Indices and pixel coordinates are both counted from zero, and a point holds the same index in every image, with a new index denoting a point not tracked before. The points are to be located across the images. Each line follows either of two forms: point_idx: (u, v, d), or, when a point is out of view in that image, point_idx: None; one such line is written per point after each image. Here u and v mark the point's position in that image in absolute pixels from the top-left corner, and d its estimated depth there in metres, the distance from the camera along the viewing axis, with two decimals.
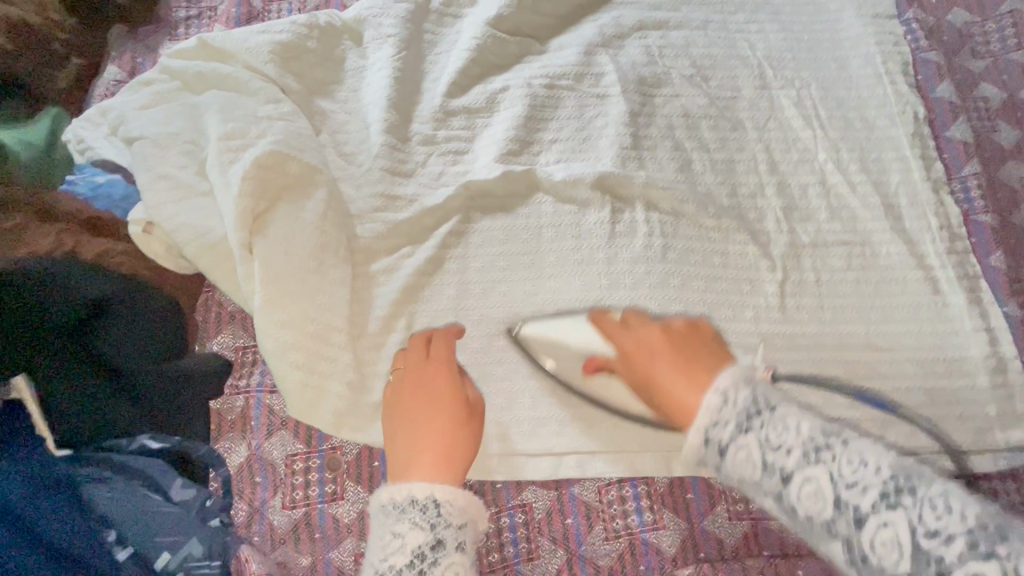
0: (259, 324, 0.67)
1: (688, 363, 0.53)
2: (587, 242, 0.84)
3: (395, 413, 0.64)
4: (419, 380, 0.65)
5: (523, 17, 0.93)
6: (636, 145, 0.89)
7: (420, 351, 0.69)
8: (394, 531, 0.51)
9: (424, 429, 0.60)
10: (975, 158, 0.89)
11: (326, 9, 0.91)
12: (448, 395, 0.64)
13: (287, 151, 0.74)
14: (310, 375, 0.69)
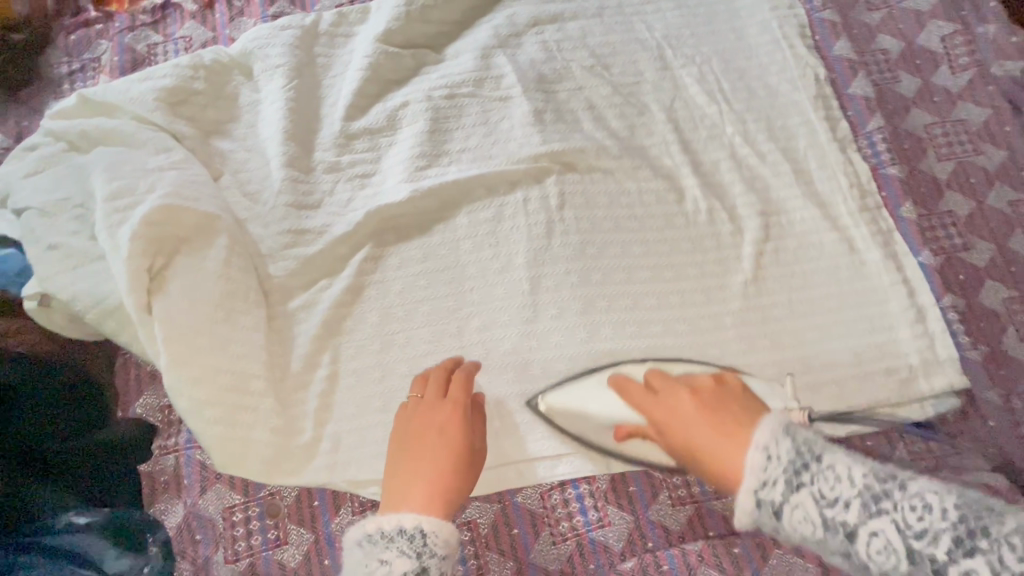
0: (170, 385, 0.66)
1: (721, 426, 0.57)
2: (505, 249, 0.83)
3: (403, 443, 0.67)
4: (433, 417, 0.69)
5: (415, 28, 0.91)
6: (544, 141, 0.87)
7: (440, 385, 0.72)
8: (382, 559, 0.55)
9: (427, 468, 0.64)
10: (878, 112, 0.90)
11: (212, 47, 0.89)
12: (454, 444, 0.67)
13: (178, 202, 0.72)
14: (232, 427, 0.68)
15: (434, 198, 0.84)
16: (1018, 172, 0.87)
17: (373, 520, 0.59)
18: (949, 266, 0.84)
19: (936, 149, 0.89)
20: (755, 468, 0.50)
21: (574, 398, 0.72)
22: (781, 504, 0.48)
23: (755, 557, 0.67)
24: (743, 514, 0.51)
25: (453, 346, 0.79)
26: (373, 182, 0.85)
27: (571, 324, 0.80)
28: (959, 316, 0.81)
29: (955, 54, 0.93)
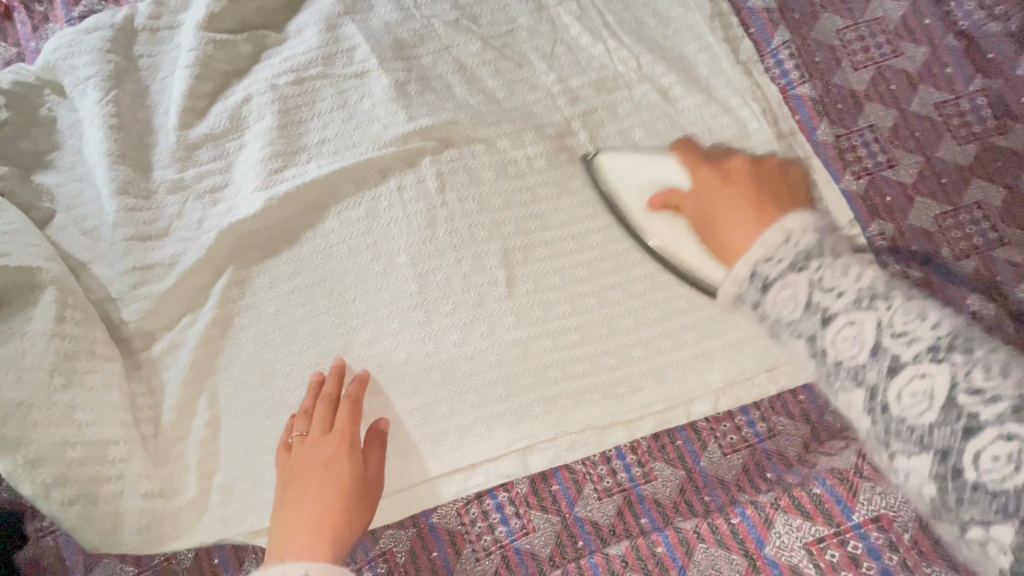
0: (6, 472, 0.58)
1: (756, 196, 0.43)
2: (385, 247, 0.73)
3: (287, 486, 0.60)
4: (320, 450, 0.62)
5: (245, 6, 0.79)
6: (411, 115, 0.76)
7: (326, 415, 0.65)
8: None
9: (315, 506, 0.57)
10: (782, 25, 0.81)
11: (10, 68, 0.76)
12: (341, 476, 0.60)
13: None
14: (93, 504, 0.61)
15: (296, 204, 0.73)
16: (942, 70, 0.78)
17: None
18: (873, 188, 0.76)
19: (851, 57, 0.79)
20: (767, 244, 0.36)
21: (626, 163, 0.70)
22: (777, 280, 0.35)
23: (680, 556, 0.64)
24: (737, 277, 0.37)
25: None
26: (219, 205, 0.74)
27: (467, 319, 0.72)
28: (888, 244, 0.74)
29: None
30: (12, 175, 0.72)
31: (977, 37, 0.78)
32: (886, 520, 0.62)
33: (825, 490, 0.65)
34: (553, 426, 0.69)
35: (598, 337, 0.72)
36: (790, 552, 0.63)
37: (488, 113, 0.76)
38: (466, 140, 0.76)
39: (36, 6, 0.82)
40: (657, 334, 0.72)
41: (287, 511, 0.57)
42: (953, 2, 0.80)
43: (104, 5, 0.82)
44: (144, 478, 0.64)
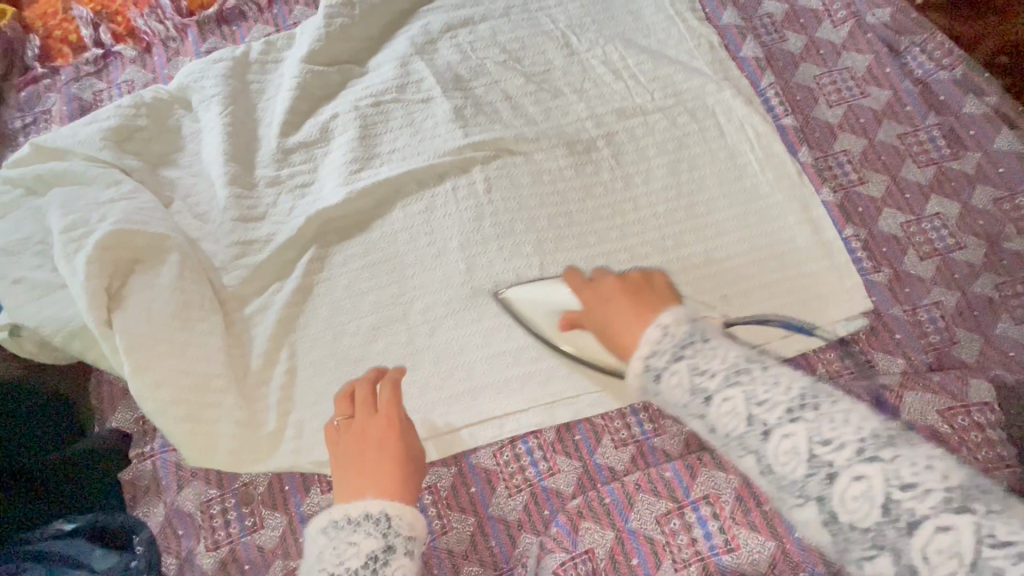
0: (136, 390, 0.72)
1: (636, 308, 0.60)
2: (440, 235, 0.89)
3: (341, 462, 0.64)
4: (368, 433, 0.65)
5: (337, 46, 0.99)
6: (466, 133, 0.94)
7: (369, 399, 0.69)
8: (351, 540, 0.54)
9: (361, 469, 0.61)
10: (769, 70, 0.98)
11: (151, 87, 0.96)
12: (393, 444, 0.64)
13: (130, 226, 0.78)
14: (196, 424, 0.74)
15: (370, 197, 0.90)
16: (903, 108, 0.95)
17: (337, 509, 0.57)
18: (847, 200, 0.91)
19: (826, 97, 0.97)
20: (651, 341, 0.52)
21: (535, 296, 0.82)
22: (714, 395, 0.46)
23: (684, 479, 0.70)
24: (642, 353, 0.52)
25: (401, 327, 0.85)
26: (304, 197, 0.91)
27: (507, 295, 0.86)
28: (861, 244, 0.88)
29: (833, 9, 1.02)
30: (146, 168, 0.90)
31: (929, 83, 0.96)
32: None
33: None
34: (575, 385, 0.82)
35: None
36: None
37: (527, 133, 0.94)
38: (508, 152, 0.93)
39: (171, 43, 1.03)
40: None
41: (342, 480, 0.61)
42: (909, 56, 0.98)
43: (224, 43, 1.03)
44: (239, 406, 0.78)
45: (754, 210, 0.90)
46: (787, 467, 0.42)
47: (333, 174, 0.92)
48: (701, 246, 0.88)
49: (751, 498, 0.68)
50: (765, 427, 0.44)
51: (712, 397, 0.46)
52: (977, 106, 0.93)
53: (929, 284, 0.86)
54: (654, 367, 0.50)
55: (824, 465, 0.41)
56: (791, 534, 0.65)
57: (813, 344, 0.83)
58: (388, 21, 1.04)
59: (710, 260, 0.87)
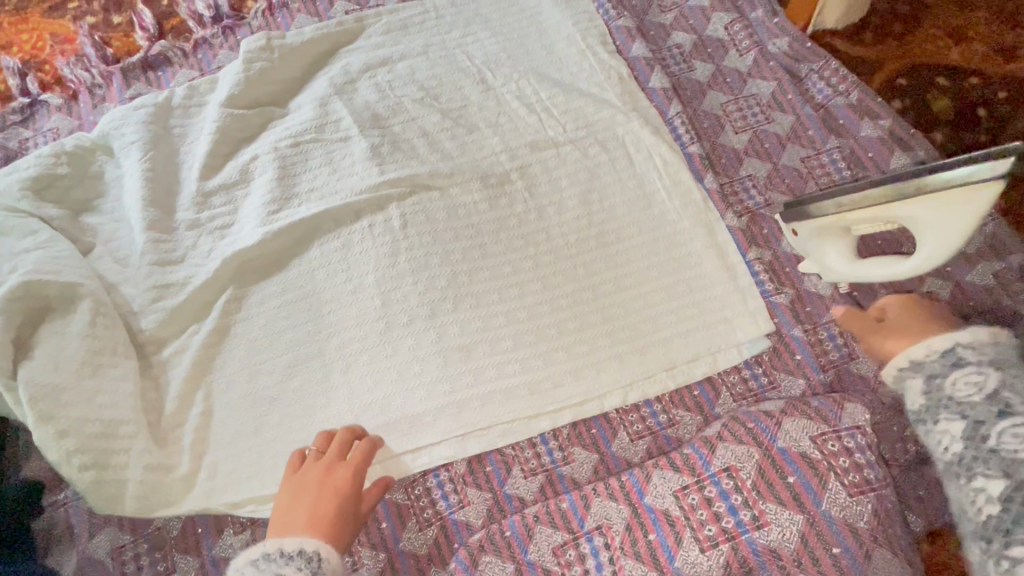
0: (40, 441, 0.73)
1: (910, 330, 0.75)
2: (356, 271, 0.91)
3: (297, 493, 0.69)
4: (330, 475, 0.72)
5: (256, 88, 1.01)
6: (383, 170, 0.96)
7: (344, 448, 0.76)
8: (280, 572, 0.60)
9: (321, 510, 0.67)
10: (678, 99, 1.02)
11: (73, 135, 0.98)
12: (344, 494, 0.70)
13: (39, 276, 0.79)
14: (103, 471, 0.75)
15: (286, 237, 0.92)
16: (805, 132, 0.98)
17: (273, 542, 0.63)
18: (753, 223, 0.94)
19: (732, 124, 1.00)
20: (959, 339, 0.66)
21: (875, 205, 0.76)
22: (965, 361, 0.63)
23: (579, 510, 0.71)
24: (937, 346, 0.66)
25: (316, 364, 0.87)
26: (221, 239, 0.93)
27: (420, 328, 0.88)
28: (765, 266, 0.91)
29: (738, 39, 1.05)
30: (65, 216, 0.92)
31: (829, 108, 0.99)
32: (735, 469, 0.67)
33: (692, 450, 0.70)
34: (485, 416, 0.83)
35: (527, 343, 0.87)
36: (663, 499, 0.68)
37: (442, 168, 0.96)
38: (423, 188, 0.95)
39: (96, 89, 1.06)
40: (574, 341, 0.87)
41: (293, 512, 0.67)
42: (810, 82, 1.02)
43: (149, 89, 1.05)
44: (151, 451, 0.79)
45: (662, 237, 0.92)
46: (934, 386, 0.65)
47: (252, 213, 0.94)
48: (611, 274, 0.90)
49: (639, 528, 0.67)
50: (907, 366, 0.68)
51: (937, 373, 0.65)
52: (874, 128, 0.97)
53: (828, 302, 0.89)
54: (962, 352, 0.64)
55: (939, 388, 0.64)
56: (672, 563, 0.64)
57: (718, 367, 0.85)
58: (308, 62, 1.07)
59: (620, 287, 0.90)
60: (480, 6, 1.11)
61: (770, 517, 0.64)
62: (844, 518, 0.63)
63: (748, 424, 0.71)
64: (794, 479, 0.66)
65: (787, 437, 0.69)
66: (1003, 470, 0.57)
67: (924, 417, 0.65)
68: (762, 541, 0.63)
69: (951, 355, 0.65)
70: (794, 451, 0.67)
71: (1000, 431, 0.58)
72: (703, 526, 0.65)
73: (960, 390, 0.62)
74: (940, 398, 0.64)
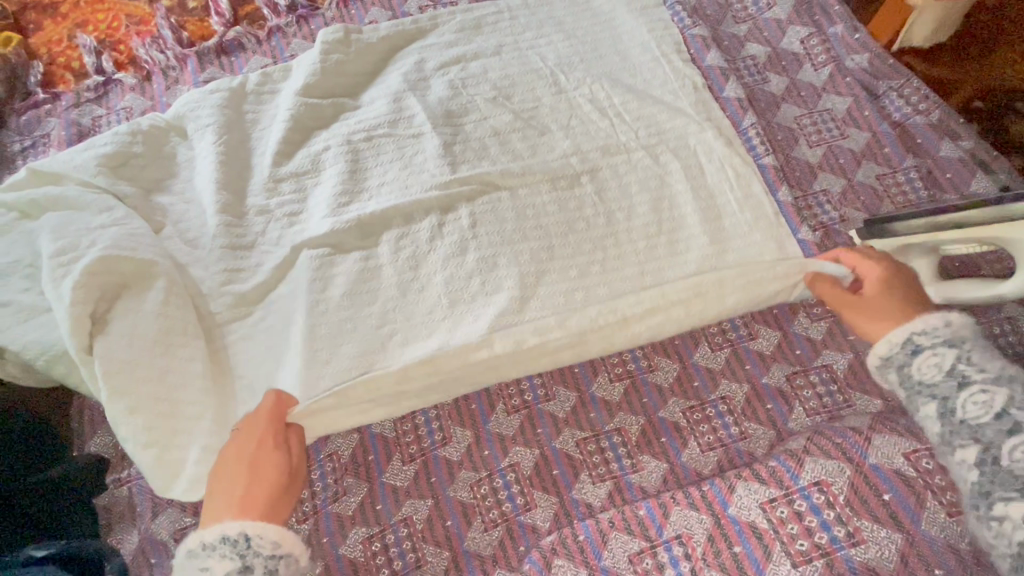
0: (111, 415, 0.75)
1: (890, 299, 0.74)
2: (424, 267, 0.88)
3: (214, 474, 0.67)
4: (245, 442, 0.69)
5: (329, 80, 1.02)
6: (454, 168, 0.95)
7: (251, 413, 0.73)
8: (205, 565, 0.60)
9: (236, 484, 0.65)
10: (752, 110, 1.01)
11: (149, 115, 0.99)
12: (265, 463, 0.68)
13: (117, 252, 0.79)
14: (167, 450, 0.76)
15: (354, 228, 0.90)
16: (881, 149, 0.97)
17: (192, 539, 0.62)
18: (828, 237, 0.92)
19: (806, 137, 0.99)
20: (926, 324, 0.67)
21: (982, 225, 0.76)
22: (925, 348, 0.65)
23: (657, 517, 0.70)
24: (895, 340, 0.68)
25: (378, 358, 0.82)
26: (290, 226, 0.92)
27: (486, 328, 0.83)
28: None
29: (813, 53, 1.05)
30: (137, 194, 0.92)
31: (906, 127, 0.99)
32: (825, 483, 0.67)
33: (779, 463, 0.71)
34: None
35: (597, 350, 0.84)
36: (748, 512, 0.67)
37: (513, 164, 0.95)
38: (495, 186, 0.94)
39: (171, 71, 1.07)
40: None
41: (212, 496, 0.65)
42: (887, 100, 1.01)
43: (222, 73, 1.06)
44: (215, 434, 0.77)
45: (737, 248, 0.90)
46: (975, 412, 0.59)
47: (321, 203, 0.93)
48: None
49: (722, 539, 0.66)
50: (961, 383, 0.62)
51: (967, 385, 0.61)
52: (953, 149, 0.96)
53: None
54: (918, 342, 0.66)
55: (1002, 412, 0.58)
56: None
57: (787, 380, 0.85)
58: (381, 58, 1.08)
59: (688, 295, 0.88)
60: (554, 9, 1.12)
61: (866, 534, 0.63)
62: (946, 538, 0.62)
63: (834, 439, 0.71)
64: (890, 496, 0.65)
65: (878, 454, 0.68)
66: (974, 437, 0.58)
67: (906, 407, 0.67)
68: (860, 558, 0.61)
69: (908, 347, 0.67)
70: (886, 468, 0.67)
71: (968, 395, 0.60)
72: (795, 541, 0.64)
73: (925, 374, 0.65)
74: (912, 385, 0.65)
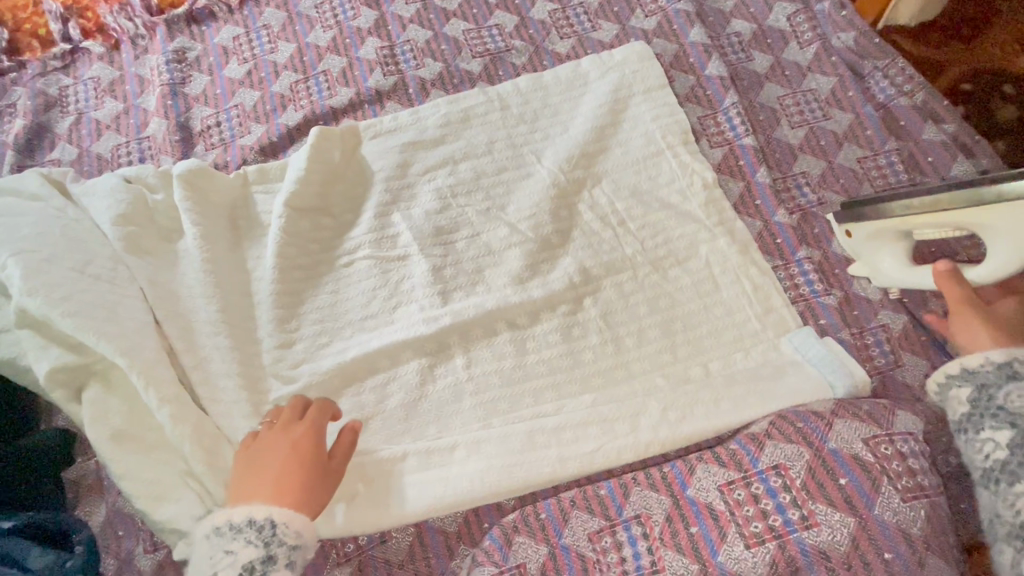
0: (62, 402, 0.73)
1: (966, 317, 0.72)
2: (387, 320, 0.84)
3: (254, 449, 0.67)
4: (288, 434, 0.68)
5: (306, 198, 0.88)
6: (444, 299, 0.84)
7: (293, 412, 0.71)
8: (228, 548, 0.59)
9: (278, 477, 0.64)
10: (733, 89, 0.98)
11: (125, 99, 1.00)
12: (302, 454, 0.66)
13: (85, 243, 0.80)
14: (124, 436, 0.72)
15: (301, 322, 0.84)
16: (863, 132, 0.95)
17: (221, 515, 0.61)
18: (804, 221, 0.91)
19: (788, 118, 0.97)
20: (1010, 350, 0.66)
21: None
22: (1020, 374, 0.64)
23: (617, 497, 0.71)
24: (993, 360, 0.66)
25: (333, 348, 0.82)
26: (262, 344, 0.82)
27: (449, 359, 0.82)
28: (815, 266, 0.88)
29: (800, 31, 1.02)
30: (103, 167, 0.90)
31: (890, 109, 0.97)
32: (784, 467, 0.68)
33: (739, 445, 0.71)
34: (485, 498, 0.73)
35: (566, 367, 0.81)
36: (707, 493, 0.68)
37: (488, 143, 0.94)
38: (493, 308, 0.83)
39: (140, 40, 1.04)
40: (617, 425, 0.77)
41: (252, 471, 0.65)
42: (872, 80, 0.99)
43: (193, 44, 1.04)
44: (175, 423, 0.73)
45: (715, 233, 0.88)
46: None
47: (301, 393, 0.79)
48: (655, 264, 0.87)
49: (680, 520, 0.67)
50: None
51: None
52: (936, 133, 0.94)
53: (876, 308, 0.86)
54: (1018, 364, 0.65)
55: None
56: (715, 558, 0.64)
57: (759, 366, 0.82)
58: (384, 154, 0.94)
59: (706, 431, 0.77)
60: None
61: (819, 517, 0.64)
62: (897, 522, 0.63)
63: (797, 423, 0.71)
64: (846, 481, 0.65)
65: (839, 439, 0.68)
66: None
67: (965, 425, 0.66)
68: (811, 541, 0.63)
69: (1005, 369, 0.65)
70: (845, 452, 0.67)
71: None
72: (749, 522, 0.65)
73: (1012, 400, 0.63)
74: (989, 406, 0.64)
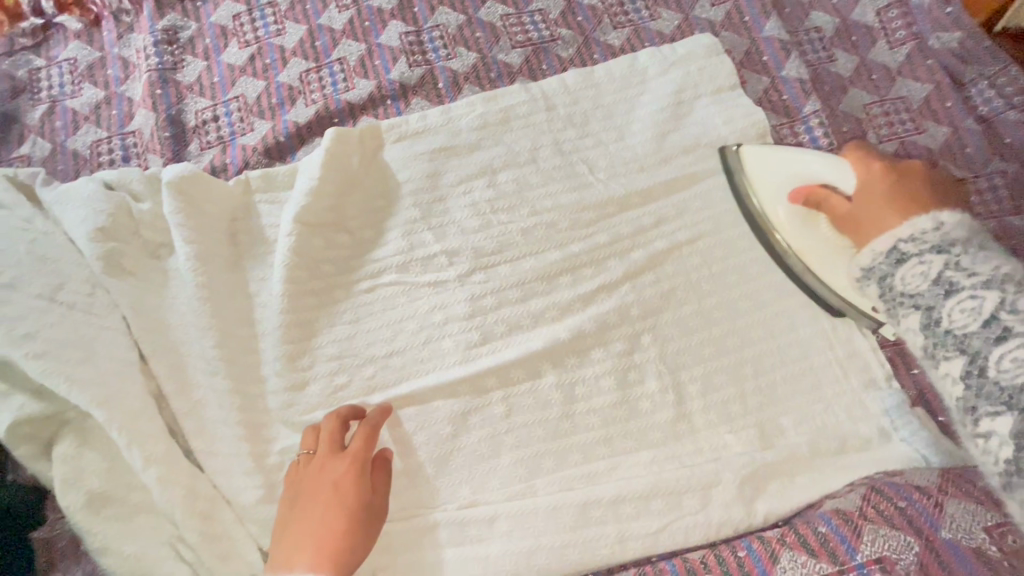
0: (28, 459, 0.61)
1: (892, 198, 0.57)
2: (414, 358, 0.71)
3: (292, 502, 0.59)
4: (329, 471, 0.60)
5: (318, 212, 0.75)
6: (482, 336, 0.72)
7: (335, 439, 0.63)
8: None
9: (320, 528, 0.55)
10: (814, 94, 0.85)
11: (107, 86, 0.86)
12: (348, 497, 0.58)
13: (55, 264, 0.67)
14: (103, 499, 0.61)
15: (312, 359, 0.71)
16: (963, 149, 0.82)
17: None
18: None
19: (876, 129, 0.84)
20: None
21: None
22: None
23: None
24: None
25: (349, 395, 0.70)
26: (268, 384, 0.70)
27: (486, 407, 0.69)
28: None
29: (890, 28, 0.89)
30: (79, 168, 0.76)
31: (994, 123, 0.84)
32: (889, 562, 0.57)
33: (831, 529, 0.61)
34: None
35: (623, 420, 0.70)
36: None
37: (532, 149, 0.81)
38: (540, 349, 0.71)
39: (124, 16, 0.90)
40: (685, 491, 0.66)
41: (296, 518, 0.57)
42: (973, 89, 0.86)
43: (187, 22, 0.89)
44: (164, 483, 0.61)
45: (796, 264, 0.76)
46: None
47: None
48: (724, 298, 0.75)
49: None
50: None
51: None
52: None
53: None
54: None
55: None
56: None
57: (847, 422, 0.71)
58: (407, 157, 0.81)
59: (785, 504, 0.66)
60: None
61: None
62: None
63: (899, 503, 0.62)
64: None
65: (954, 528, 0.58)
66: None
67: None
68: None
69: None
70: (964, 547, 0.56)
71: None
72: None
73: None
74: None
